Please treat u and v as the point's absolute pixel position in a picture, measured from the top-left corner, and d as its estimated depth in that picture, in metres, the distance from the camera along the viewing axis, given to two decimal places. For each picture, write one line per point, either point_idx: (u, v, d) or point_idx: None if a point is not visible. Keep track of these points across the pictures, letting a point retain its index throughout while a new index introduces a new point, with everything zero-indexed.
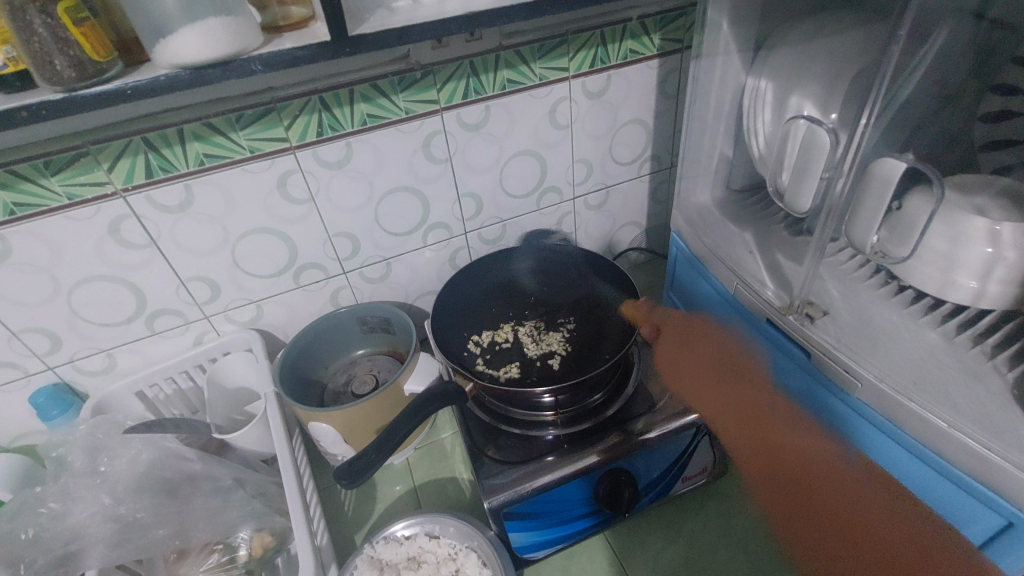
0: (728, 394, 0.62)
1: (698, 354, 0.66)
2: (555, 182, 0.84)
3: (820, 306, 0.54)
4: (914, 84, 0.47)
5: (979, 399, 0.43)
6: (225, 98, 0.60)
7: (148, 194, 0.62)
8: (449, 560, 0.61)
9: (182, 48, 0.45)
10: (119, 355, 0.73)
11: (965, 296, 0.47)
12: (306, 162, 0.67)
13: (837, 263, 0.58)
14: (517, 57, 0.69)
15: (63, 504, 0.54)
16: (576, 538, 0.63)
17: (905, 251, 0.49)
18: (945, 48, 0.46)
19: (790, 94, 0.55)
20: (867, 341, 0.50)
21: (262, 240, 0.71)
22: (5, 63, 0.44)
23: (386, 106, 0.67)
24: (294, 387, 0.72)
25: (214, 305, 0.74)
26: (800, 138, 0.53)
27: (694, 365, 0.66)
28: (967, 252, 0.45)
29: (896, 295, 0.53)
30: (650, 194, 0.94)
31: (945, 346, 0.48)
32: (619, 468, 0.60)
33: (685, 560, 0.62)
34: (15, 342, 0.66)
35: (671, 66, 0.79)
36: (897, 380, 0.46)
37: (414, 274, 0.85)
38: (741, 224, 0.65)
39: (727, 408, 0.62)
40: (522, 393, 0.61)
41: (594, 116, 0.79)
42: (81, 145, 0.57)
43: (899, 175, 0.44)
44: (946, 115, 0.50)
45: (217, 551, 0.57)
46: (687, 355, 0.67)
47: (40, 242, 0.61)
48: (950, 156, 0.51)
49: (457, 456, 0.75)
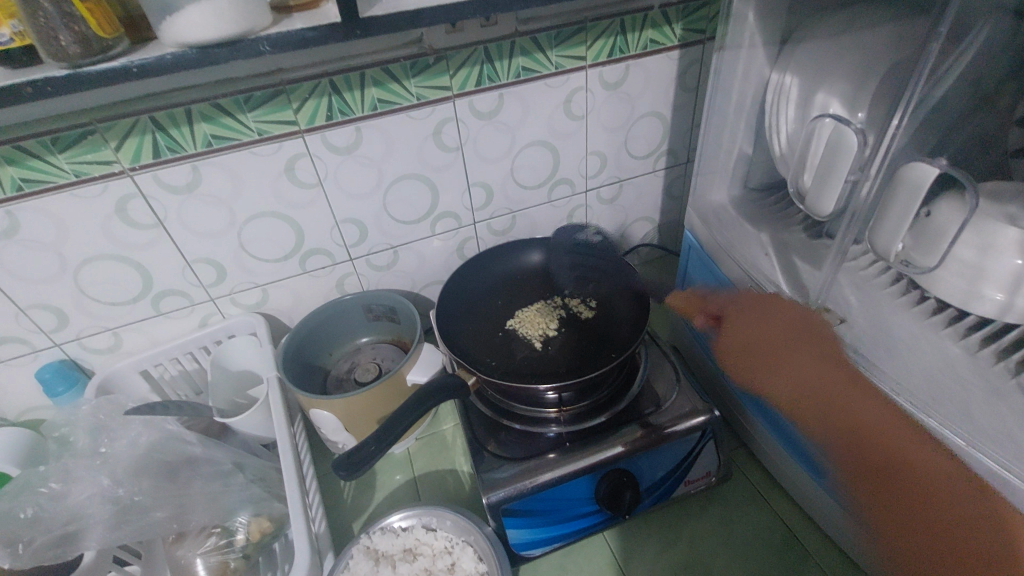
0: (821, 376, 0.51)
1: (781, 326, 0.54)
2: (568, 174, 0.83)
3: (838, 314, 0.53)
4: (949, 85, 0.45)
5: (1000, 416, 0.41)
6: (232, 79, 0.59)
7: (155, 173, 0.61)
8: (446, 553, 0.60)
9: (188, 26, 0.43)
10: (126, 334, 0.73)
11: (990, 309, 0.45)
12: (316, 146, 0.66)
13: (858, 269, 0.54)
14: (534, 44, 0.67)
15: (63, 484, 0.54)
16: (576, 537, 0.63)
17: (932, 260, 0.46)
18: (989, 45, 0.43)
19: (815, 91, 0.53)
20: (884, 351, 0.49)
21: (270, 224, 0.70)
22: (11, 38, 0.43)
23: (397, 91, 0.65)
24: (297, 373, 0.71)
25: (220, 288, 0.74)
26: (825, 138, 0.50)
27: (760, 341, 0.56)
28: (996, 263, 0.43)
29: (916, 306, 0.50)
30: (664, 189, 0.92)
31: (966, 359, 0.46)
32: (620, 468, 0.59)
33: (684, 563, 0.62)
34: (23, 318, 0.67)
35: (692, 58, 0.77)
36: (914, 395, 0.46)
37: (422, 262, 0.84)
38: (757, 225, 0.63)
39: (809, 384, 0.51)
40: (526, 388, 0.60)
41: (611, 107, 0.77)
42: (89, 123, 0.56)
43: (930, 181, 0.42)
44: (982, 117, 0.47)
45: (215, 534, 0.58)
46: (762, 326, 0.56)
47: (47, 219, 0.60)
48: (983, 160, 0.49)
49: (458, 448, 0.74)
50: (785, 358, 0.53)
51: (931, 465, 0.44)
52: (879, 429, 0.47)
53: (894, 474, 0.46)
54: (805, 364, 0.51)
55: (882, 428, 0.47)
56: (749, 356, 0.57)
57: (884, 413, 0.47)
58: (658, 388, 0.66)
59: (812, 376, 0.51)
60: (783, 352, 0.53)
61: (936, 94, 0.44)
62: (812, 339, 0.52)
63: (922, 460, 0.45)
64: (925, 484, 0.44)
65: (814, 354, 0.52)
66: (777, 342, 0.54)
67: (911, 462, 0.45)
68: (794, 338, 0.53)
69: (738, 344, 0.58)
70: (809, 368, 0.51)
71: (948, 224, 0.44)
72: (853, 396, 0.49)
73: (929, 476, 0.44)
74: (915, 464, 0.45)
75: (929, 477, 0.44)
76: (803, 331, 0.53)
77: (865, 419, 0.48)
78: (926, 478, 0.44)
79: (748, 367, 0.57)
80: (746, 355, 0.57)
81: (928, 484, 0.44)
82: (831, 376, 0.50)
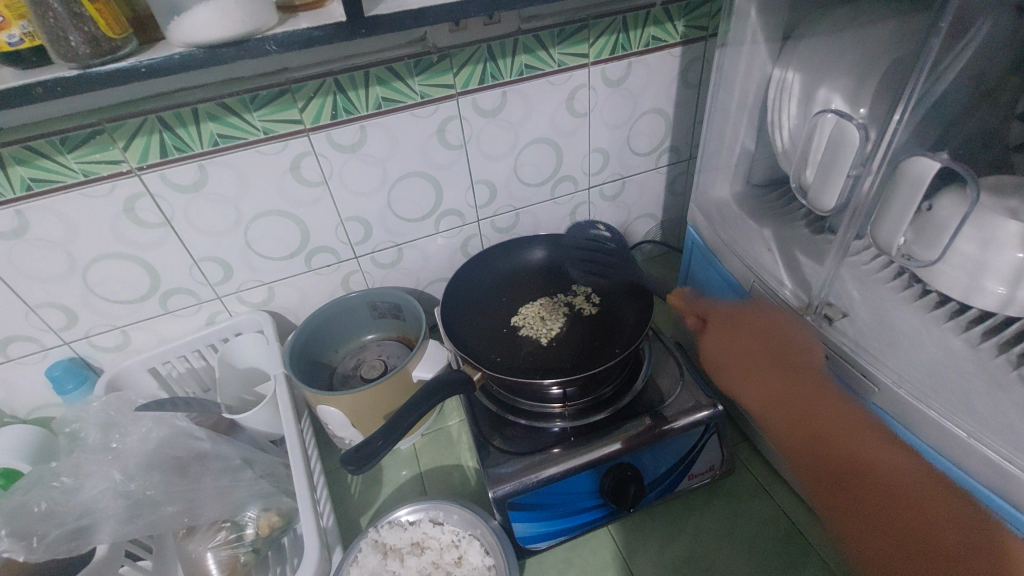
0: (779, 375, 0.56)
1: (755, 333, 0.60)
2: (570, 171, 0.83)
3: (839, 308, 0.53)
4: (951, 80, 0.45)
5: (1001, 407, 0.42)
6: (239, 79, 0.60)
7: (163, 173, 0.62)
8: (453, 546, 0.61)
9: (195, 27, 0.44)
10: (134, 332, 0.74)
11: (991, 303, 0.45)
12: (321, 145, 0.66)
13: (859, 263, 0.54)
14: (536, 41, 0.68)
15: (75, 479, 0.55)
16: (581, 530, 0.63)
17: (933, 254, 0.46)
18: (992, 40, 0.43)
19: (817, 88, 0.53)
20: (887, 345, 0.49)
21: (276, 222, 0.71)
22: (22, 39, 0.43)
23: (401, 90, 0.66)
24: (303, 370, 0.72)
25: (227, 286, 0.75)
26: (827, 133, 0.50)
27: (748, 351, 0.60)
28: (997, 257, 0.44)
29: (918, 299, 0.50)
30: (667, 186, 0.92)
31: (968, 352, 0.46)
32: (624, 462, 0.60)
33: (688, 555, 0.62)
34: (32, 316, 0.67)
35: (694, 54, 0.77)
36: (916, 387, 0.45)
37: (426, 259, 0.85)
38: (760, 221, 0.64)
39: (768, 385, 0.56)
40: (531, 383, 0.61)
41: (613, 104, 0.78)
42: (97, 123, 0.57)
43: (931, 176, 0.42)
44: (984, 112, 0.48)
45: (225, 528, 0.60)
46: (731, 343, 0.62)
47: (56, 218, 0.61)
48: (984, 156, 0.49)
49: (463, 443, 0.75)
50: (746, 369, 0.60)
51: (913, 484, 0.44)
52: (841, 434, 0.49)
53: (851, 477, 0.47)
54: (771, 371, 0.57)
55: (841, 430, 0.49)
56: (732, 374, 0.62)
57: (857, 424, 0.49)
58: (661, 383, 0.66)
59: (770, 379, 0.56)
60: (751, 361, 0.59)
61: (938, 89, 0.45)
62: (784, 356, 0.56)
63: (897, 475, 0.45)
64: (888, 487, 0.45)
65: (776, 368, 0.56)
66: (751, 358, 0.60)
67: (884, 471, 0.45)
68: (761, 349, 0.58)
69: (716, 346, 0.64)
70: (780, 381, 0.55)
71: (950, 218, 0.44)
72: (817, 402, 0.52)
73: (909, 485, 0.44)
74: (884, 468, 0.46)
75: (904, 488, 0.44)
76: (781, 347, 0.57)
77: (832, 429, 0.49)
78: (888, 486, 0.45)
79: (732, 374, 0.62)
80: (726, 358, 0.63)
81: (909, 493, 0.44)
82: (802, 383, 0.54)
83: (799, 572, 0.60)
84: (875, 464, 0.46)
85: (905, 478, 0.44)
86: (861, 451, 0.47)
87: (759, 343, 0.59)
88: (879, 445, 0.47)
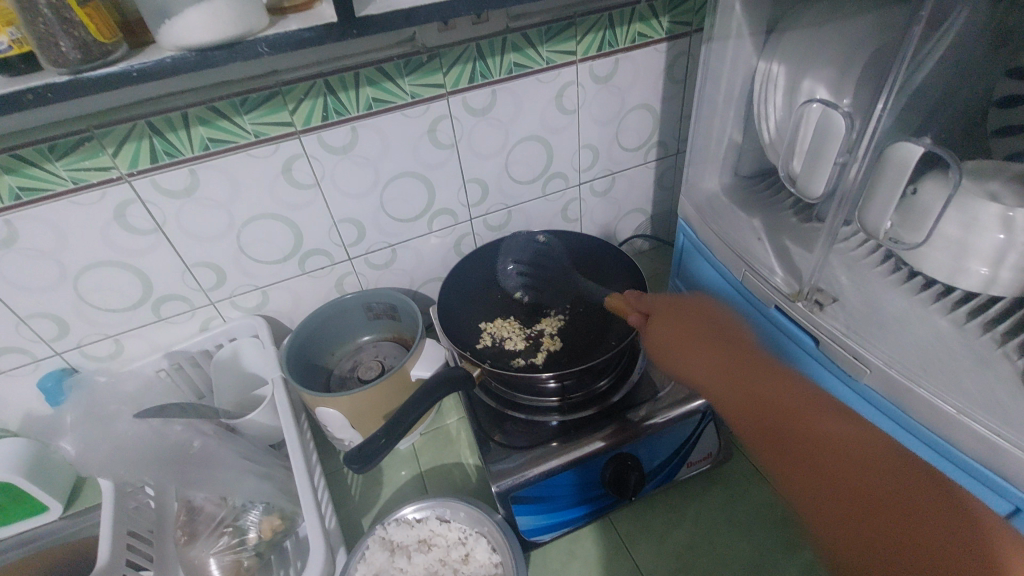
0: (716, 357, 0.56)
1: (688, 318, 0.60)
2: (561, 167, 0.84)
3: (830, 293, 0.54)
4: (931, 69, 0.46)
5: (989, 385, 0.43)
6: (228, 82, 0.59)
7: (153, 178, 0.61)
8: (460, 543, 0.61)
9: (186, 31, 0.44)
10: (127, 341, 0.73)
11: (975, 283, 0.47)
12: (312, 147, 0.66)
13: (848, 250, 0.57)
14: (524, 40, 0.68)
15: None
16: (582, 522, 0.64)
17: (919, 236, 0.47)
18: (969, 28, 0.44)
19: (802, 78, 0.55)
20: (876, 327, 0.50)
21: (268, 226, 0.71)
22: (10, 45, 0.43)
23: (391, 90, 0.66)
24: (300, 373, 0.72)
25: (220, 291, 0.74)
26: (813, 123, 0.52)
27: (687, 330, 0.59)
28: (978, 239, 0.45)
29: (906, 283, 0.53)
30: (656, 180, 0.93)
31: (954, 333, 0.48)
32: (624, 453, 0.61)
33: (688, 543, 0.63)
34: (23, 328, 0.67)
35: (680, 49, 0.78)
36: (906, 366, 0.46)
37: (420, 259, 0.85)
38: (749, 211, 0.65)
39: (720, 371, 0.55)
40: (528, 378, 0.61)
41: (601, 100, 0.78)
42: (85, 130, 0.56)
43: (914, 161, 0.43)
44: (962, 99, 0.49)
45: (227, 533, 0.59)
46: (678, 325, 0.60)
47: (46, 227, 0.60)
48: (964, 142, 0.51)
49: (463, 441, 0.75)
50: (691, 348, 0.58)
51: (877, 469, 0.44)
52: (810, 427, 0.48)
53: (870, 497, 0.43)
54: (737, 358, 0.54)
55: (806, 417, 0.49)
56: (674, 350, 0.59)
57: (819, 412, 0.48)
58: (657, 375, 0.67)
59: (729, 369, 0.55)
60: (723, 357, 0.55)
61: (918, 78, 0.46)
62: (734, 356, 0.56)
63: (852, 452, 0.45)
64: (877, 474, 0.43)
65: (717, 341, 0.57)
66: (702, 345, 0.57)
67: (857, 465, 0.44)
68: (713, 345, 0.57)
69: (665, 338, 0.60)
70: (703, 357, 0.56)
71: (932, 202, 0.46)
72: (764, 383, 0.52)
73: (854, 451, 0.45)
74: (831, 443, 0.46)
75: (851, 454, 0.45)
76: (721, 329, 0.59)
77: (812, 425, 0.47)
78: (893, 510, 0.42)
79: (670, 351, 0.59)
80: (671, 344, 0.59)
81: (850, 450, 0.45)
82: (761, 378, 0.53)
83: (797, 553, 0.61)
84: (811, 431, 0.47)
85: (863, 449, 0.45)
86: (813, 438, 0.47)
87: (703, 328, 0.59)
88: (830, 423, 0.47)
